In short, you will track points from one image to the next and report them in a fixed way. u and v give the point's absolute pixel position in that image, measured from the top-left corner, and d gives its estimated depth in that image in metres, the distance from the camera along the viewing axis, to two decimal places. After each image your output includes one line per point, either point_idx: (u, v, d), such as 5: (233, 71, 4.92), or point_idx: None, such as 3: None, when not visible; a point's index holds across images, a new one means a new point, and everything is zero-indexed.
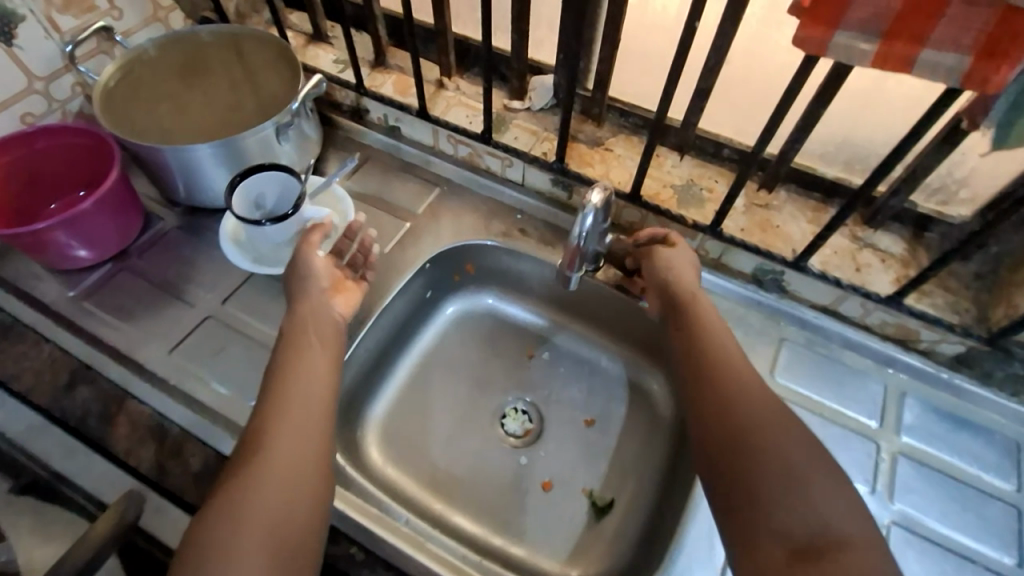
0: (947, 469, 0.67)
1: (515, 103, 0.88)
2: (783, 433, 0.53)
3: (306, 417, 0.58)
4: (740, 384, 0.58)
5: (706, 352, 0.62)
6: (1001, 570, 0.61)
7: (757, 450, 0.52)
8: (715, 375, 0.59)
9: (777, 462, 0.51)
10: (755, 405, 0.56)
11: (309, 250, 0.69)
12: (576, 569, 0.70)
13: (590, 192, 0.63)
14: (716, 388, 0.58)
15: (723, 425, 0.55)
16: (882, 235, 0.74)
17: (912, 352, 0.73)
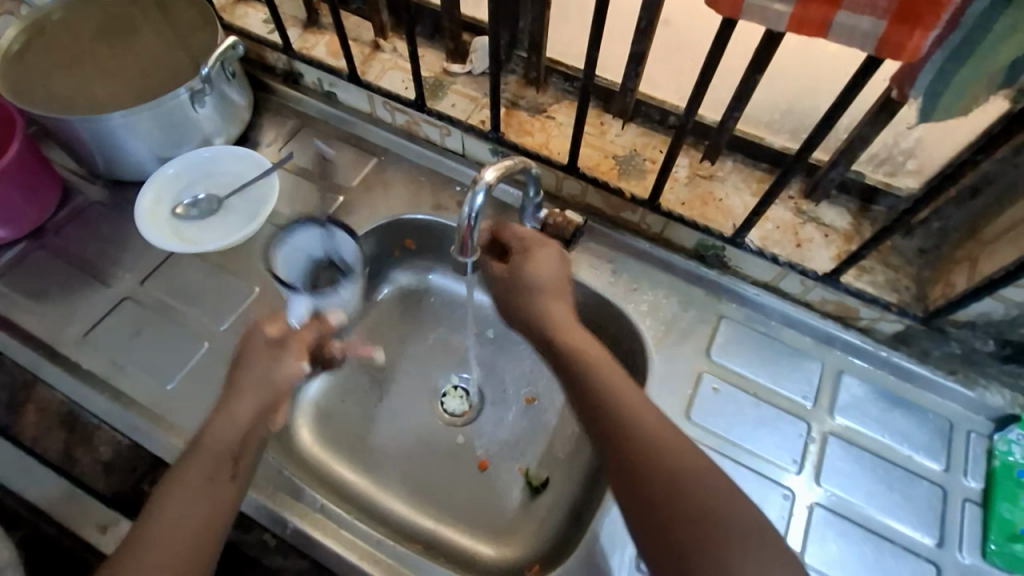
0: (878, 449, 0.66)
1: (455, 67, 0.83)
2: (703, 482, 0.49)
3: (195, 501, 0.51)
4: (667, 456, 0.50)
5: (619, 419, 0.53)
6: (918, 551, 0.62)
7: (690, 548, 0.46)
8: (626, 450, 0.51)
9: (717, 562, 0.45)
10: (680, 482, 0.48)
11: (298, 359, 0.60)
12: (506, 548, 0.70)
13: (483, 168, 0.55)
14: (634, 467, 0.50)
15: (652, 515, 0.48)
16: (826, 209, 0.71)
17: (851, 329, 0.71)
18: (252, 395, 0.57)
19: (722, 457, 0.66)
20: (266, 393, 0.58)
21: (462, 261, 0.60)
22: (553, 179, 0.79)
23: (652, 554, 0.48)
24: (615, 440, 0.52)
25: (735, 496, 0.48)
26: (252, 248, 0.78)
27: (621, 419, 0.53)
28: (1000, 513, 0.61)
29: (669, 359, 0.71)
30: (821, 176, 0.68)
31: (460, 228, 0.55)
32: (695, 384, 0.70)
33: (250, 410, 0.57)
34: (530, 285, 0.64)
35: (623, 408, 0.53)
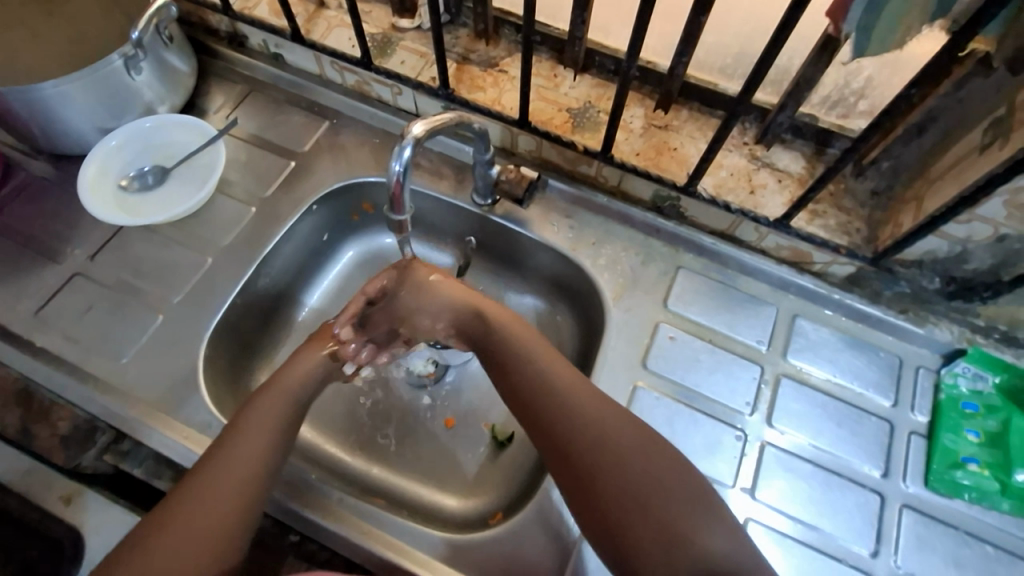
0: (829, 389, 0.68)
1: (403, 22, 0.80)
2: (644, 458, 0.51)
3: (231, 472, 0.53)
4: (597, 427, 0.53)
5: (550, 398, 0.55)
6: (865, 482, 0.64)
7: (620, 513, 0.49)
8: (561, 427, 0.53)
9: (654, 525, 0.48)
10: (613, 455, 0.51)
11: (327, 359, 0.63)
12: (473, 500, 0.72)
13: (411, 124, 0.54)
14: (568, 441, 0.53)
15: (589, 488, 0.51)
16: (780, 153, 0.71)
17: (806, 274, 0.72)
18: (285, 400, 0.59)
19: (678, 405, 0.67)
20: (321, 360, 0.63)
21: (399, 222, 0.60)
22: (507, 135, 0.77)
23: (590, 523, 0.51)
24: (548, 421, 0.54)
25: (666, 461, 0.52)
26: (204, 218, 0.77)
27: (555, 398, 0.55)
28: (944, 442, 0.64)
29: (628, 311, 0.72)
30: (773, 120, 0.67)
31: (392, 187, 0.56)
32: (652, 334, 0.71)
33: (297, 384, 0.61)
34: (438, 307, 0.65)
35: (557, 387, 0.56)
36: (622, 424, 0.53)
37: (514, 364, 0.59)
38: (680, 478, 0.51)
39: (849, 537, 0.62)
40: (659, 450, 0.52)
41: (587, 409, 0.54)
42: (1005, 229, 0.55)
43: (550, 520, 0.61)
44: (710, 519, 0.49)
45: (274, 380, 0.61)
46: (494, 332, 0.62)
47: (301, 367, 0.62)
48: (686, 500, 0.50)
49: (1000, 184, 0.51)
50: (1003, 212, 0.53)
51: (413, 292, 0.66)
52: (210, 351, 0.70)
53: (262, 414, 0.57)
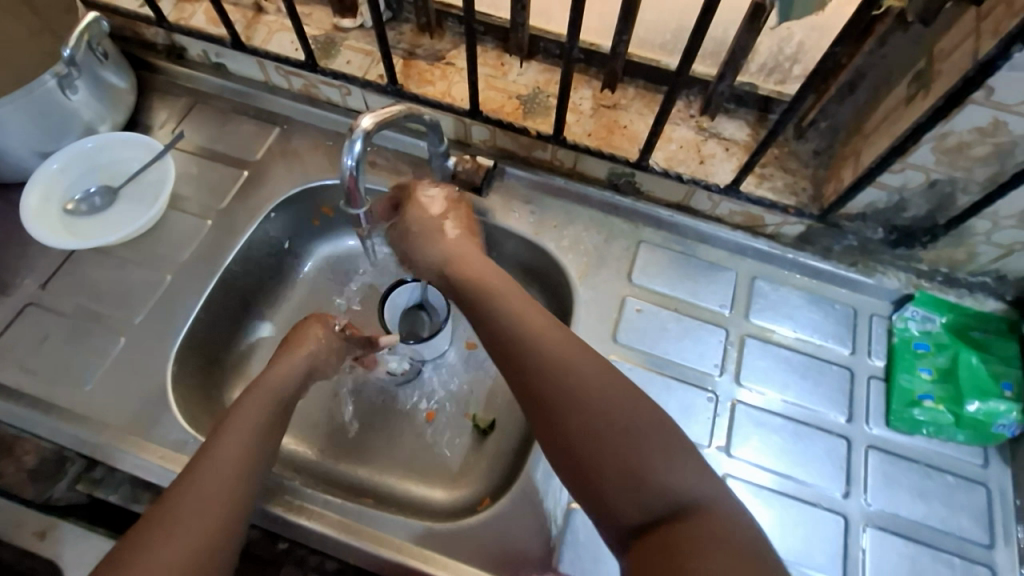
0: (790, 343, 0.71)
1: (345, 22, 0.80)
2: (618, 403, 0.50)
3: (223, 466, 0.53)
4: (569, 375, 0.51)
5: (523, 347, 0.54)
6: (832, 429, 0.67)
7: (592, 460, 0.48)
8: (534, 373, 0.53)
9: (622, 468, 0.47)
10: (586, 399, 0.50)
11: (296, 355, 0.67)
12: (461, 489, 0.72)
13: (359, 117, 0.54)
14: (541, 388, 0.52)
15: (564, 437, 0.50)
16: (725, 123, 0.73)
17: (760, 237, 0.75)
18: (265, 399, 0.61)
19: (651, 374, 0.69)
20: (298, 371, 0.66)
21: (356, 217, 0.60)
22: (460, 127, 0.78)
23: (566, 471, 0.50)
24: (526, 373, 0.53)
25: (639, 401, 0.51)
26: (158, 236, 0.75)
27: (534, 350, 0.54)
28: (901, 383, 0.68)
29: (594, 288, 0.74)
30: (714, 90, 0.69)
31: (350, 182, 0.56)
32: (620, 308, 0.72)
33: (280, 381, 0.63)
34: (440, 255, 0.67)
35: (531, 337, 0.55)
36: (596, 371, 0.52)
37: (489, 318, 0.58)
38: (654, 422, 0.50)
39: (821, 483, 0.64)
40: (635, 396, 0.51)
41: (565, 359, 0.53)
42: (936, 175, 0.58)
43: (536, 499, 0.62)
44: (685, 465, 0.48)
45: (258, 382, 0.63)
46: (468, 294, 0.62)
47: (278, 375, 0.63)
48: (663, 445, 0.49)
49: (926, 131, 0.54)
50: (932, 159, 0.56)
51: (425, 230, 0.69)
52: (178, 369, 0.69)
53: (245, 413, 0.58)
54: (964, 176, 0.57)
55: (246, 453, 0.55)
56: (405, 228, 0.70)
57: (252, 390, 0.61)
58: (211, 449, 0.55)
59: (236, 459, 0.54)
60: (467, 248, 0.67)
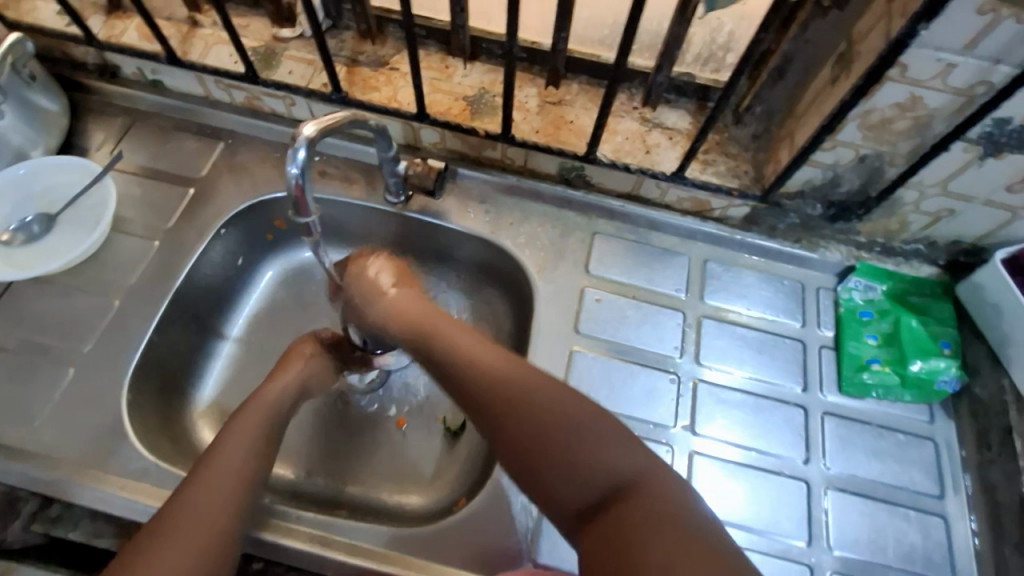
0: (745, 320, 0.74)
1: (285, 32, 0.79)
2: (550, 401, 0.50)
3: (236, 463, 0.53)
4: (501, 383, 0.52)
5: (459, 366, 0.55)
6: (789, 400, 0.70)
7: (534, 462, 0.49)
8: (471, 390, 0.54)
9: (562, 463, 0.48)
10: (519, 403, 0.51)
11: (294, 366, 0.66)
12: (436, 492, 0.72)
13: (301, 125, 0.54)
14: (480, 401, 0.53)
15: (507, 446, 0.51)
16: (667, 113, 0.76)
17: (709, 221, 0.77)
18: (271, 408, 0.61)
19: (613, 361, 0.71)
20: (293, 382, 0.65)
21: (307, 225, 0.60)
22: (409, 131, 0.78)
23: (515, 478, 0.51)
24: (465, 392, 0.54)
25: (572, 395, 0.51)
26: (103, 261, 0.73)
27: (466, 368, 0.55)
28: (849, 350, 0.71)
29: (554, 282, 0.75)
30: (654, 81, 0.71)
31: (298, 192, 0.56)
32: (579, 300, 0.74)
33: (283, 391, 0.63)
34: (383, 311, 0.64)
35: (466, 355, 0.56)
36: (528, 376, 0.52)
37: (428, 340, 0.59)
38: (588, 413, 0.50)
39: (783, 451, 0.67)
40: (568, 391, 0.51)
41: (495, 371, 0.53)
42: (864, 150, 0.61)
43: (511, 494, 0.63)
44: (624, 449, 0.48)
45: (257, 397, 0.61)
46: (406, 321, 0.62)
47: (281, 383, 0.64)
48: (599, 434, 0.48)
49: (851, 109, 0.57)
50: (859, 135, 0.60)
51: (365, 289, 0.66)
52: (134, 396, 0.66)
53: (236, 431, 0.56)
54: (890, 150, 0.60)
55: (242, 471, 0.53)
56: (349, 295, 0.67)
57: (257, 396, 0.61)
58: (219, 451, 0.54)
59: (232, 476, 0.52)
60: (409, 296, 0.65)
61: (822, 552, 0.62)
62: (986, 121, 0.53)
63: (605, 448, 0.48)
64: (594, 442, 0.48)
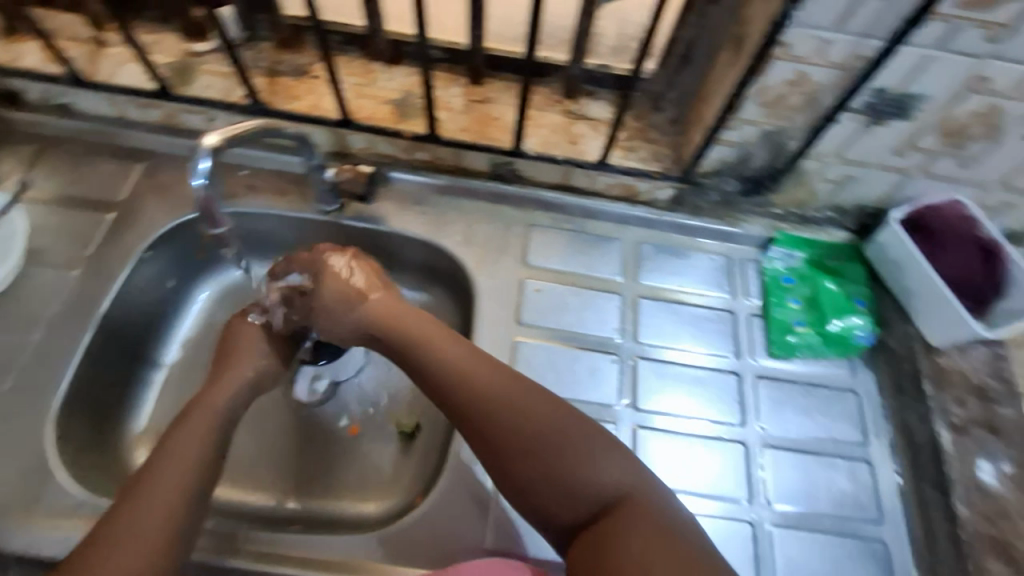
0: (678, 296, 0.77)
1: (199, 46, 0.78)
2: (543, 419, 0.52)
3: (174, 468, 0.51)
4: (494, 399, 0.53)
5: (449, 381, 0.55)
6: (724, 367, 0.73)
7: (528, 478, 0.51)
8: (460, 404, 0.54)
9: (555, 479, 0.50)
10: (512, 420, 0.52)
11: (243, 361, 0.63)
12: (393, 496, 0.72)
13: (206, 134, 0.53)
14: (470, 416, 0.53)
15: (498, 458, 0.52)
16: (590, 104, 0.78)
17: (638, 205, 0.80)
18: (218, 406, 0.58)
19: (556, 347, 0.72)
20: (245, 375, 0.62)
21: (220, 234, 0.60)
22: (336, 138, 0.77)
23: (504, 485, 0.52)
24: (457, 403, 0.54)
25: (563, 413, 0.53)
26: (19, 296, 0.69)
27: (458, 383, 0.54)
28: (775, 315, 0.75)
29: (493, 277, 0.76)
30: (571, 73, 0.75)
31: (203, 200, 0.55)
32: (520, 291, 0.75)
33: (233, 388, 0.60)
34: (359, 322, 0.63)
35: (454, 368, 0.55)
36: (518, 391, 0.53)
37: (411, 354, 0.58)
38: (580, 431, 0.52)
39: (721, 417, 0.70)
40: (558, 409, 0.53)
41: (485, 387, 0.54)
42: (767, 127, 0.66)
43: (464, 488, 0.64)
44: (613, 464, 0.51)
45: (202, 396, 0.59)
46: (382, 329, 0.61)
47: (229, 380, 0.61)
48: (591, 451, 0.51)
49: (748, 88, 0.61)
50: (760, 113, 0.64)
51: (337, 297, 0.63)
52: (61, 432, 0.64)
53: (194, 426, 0.55)
54: (789, 125, 0.65)
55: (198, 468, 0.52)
56: (320, 300, 0.63)
57: (200, 395, 0.59)
58: (159, 458, 0.52)
59: (172, 478, 0.51)
60: (388, 300, 0.63)
61: (761, 508, 0.66)
62: (866, 92, 0.59)
63: (598, 464, 0.50)
64: (587, 460, 0.51)
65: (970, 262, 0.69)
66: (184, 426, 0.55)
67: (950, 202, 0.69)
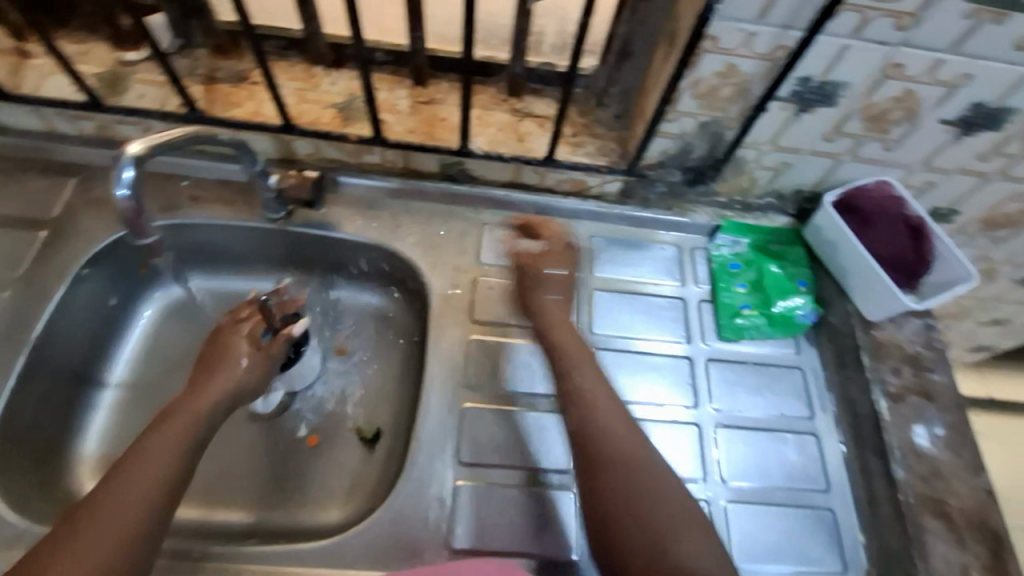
0: (630, 287, 0.79)
1: (131, 55, 0.75)
2: (656, 474, 0.55)
3: (139, 486, 0.51)
4: (619, 444, 0.57)
5: (577, 417, 0.60)
6: (677, 353, 0.75)
7: (621, 524, 0.53)
8: (584, 434, 0.59)
9: (646, 534, 0.52)
10: (627, 467, 0.56)
11: (222, 373, 0.62)
12: (356, 504, 0.72)
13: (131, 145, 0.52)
14: (589, 450, 0.58)
15: (600, 496, 0.55)
16: (536, 102, 0.79)
17: (588, 199, 0.82)
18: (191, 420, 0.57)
19: (513, 343, 0.73)
20: (219, 388, 0.61)
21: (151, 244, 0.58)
22: (280, 144, 0.76)
23: (586, 505, 0.56)
24: (571, 414, 0.61)
25: (671, 484, 0.55)
26: None
27: (589, 418, 0.60)
28: (722, 299, 0.78)
29: (447, 277, 0.76)
30: (513, 72, 0.75)
31: (130, 212, 0.53)
32: (474, 290, 0.76)
33: (209, 400, 0.60)
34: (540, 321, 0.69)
35: (590, 403, 0.61)
36: (641, 448, 0.57)
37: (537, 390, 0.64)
38: (684, 502, 0.54)
39: (675, 401, 0.72)
40: (670, 477, 0.56)
41: (611, 434, 0.58)
42: (703, 118, 0.68)
43: (426, 490, 0.64)
44: (699, 544, 0.51)
45: (181, 405, 0.59)
46: (558, 346, 0.67)
47: (208, 392, 0.60)
48: (688, 521, 0.53)
49: (682, 81, 0.63)
50: (694, 104, 0.66)
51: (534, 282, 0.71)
52: None
53: (166, 433, 0.55)
54: (723, 115, 0.67)
55: (166, 475, 0.53)
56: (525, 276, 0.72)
57: (174, 408, 0.58)
58: (126, 472, 0.52)
59: (134, 495, 0.51)
60: None
61: (714, 486, 0.68)
62: (791, 81, 0.62)
63: (687, 534, 0.52)
64: (679, 527, 0.52)
65: (898, 238, 0.72)
66: (154, 440, 0.54)
67: (877, 182, 0.74)
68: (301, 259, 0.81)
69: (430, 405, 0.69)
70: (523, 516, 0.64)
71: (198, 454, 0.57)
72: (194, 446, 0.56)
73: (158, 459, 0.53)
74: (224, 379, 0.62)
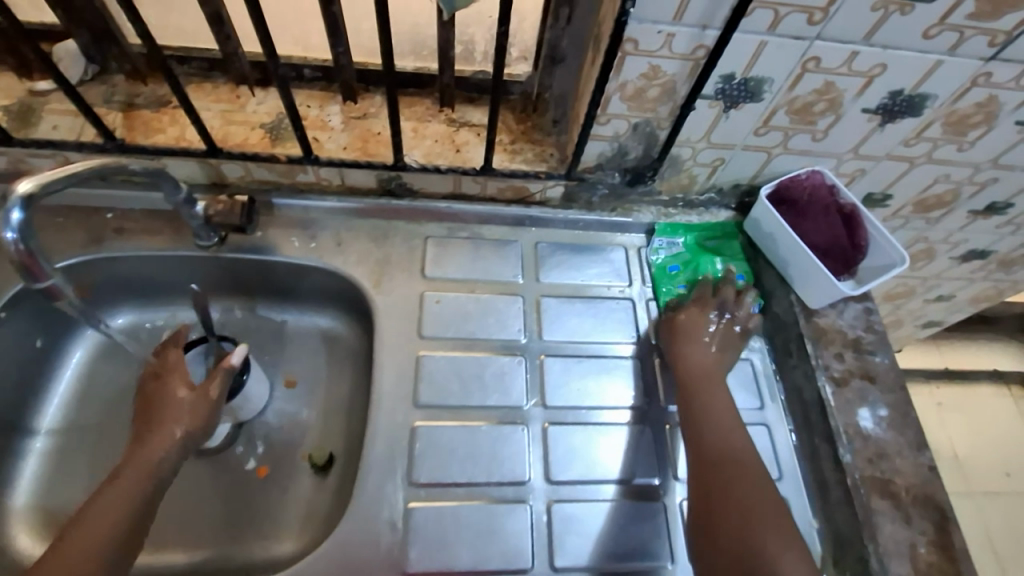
0: (578, 291, 0.78)
1: (43, 84, 0.72)
2: (768, 504, 0.60)
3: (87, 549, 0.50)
4: (743, 470, 0.62)
5: (712, 431, 0.65)
6: (626, 354, 0.75)
7: (724, 527, 0.59)
8: (714, 448, 0.63)
9: (743, 547, 0.57)
10: (747, 486, 0.61)
11: (167, 423, 0.59)
12: (309, 535, 0.69)
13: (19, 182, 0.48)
14: (709, 464, 0.63)
15: (710, 503, 0.60)
16: (472, 111, 0.79)
17: (532, 205, 0.81)
18: (137, 475, 0.55)
19: (463, 357, 0.72)
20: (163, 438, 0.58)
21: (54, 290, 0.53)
22: (209, 169, 0.73)
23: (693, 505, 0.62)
24: (702, 427, 0.65)
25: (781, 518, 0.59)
26: None
27: (720, 438, 0.64)
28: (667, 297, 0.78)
29: (391, 294, 0.74)
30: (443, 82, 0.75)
31: (21, 255, 0.49)
32: (420, 305, 0.74)
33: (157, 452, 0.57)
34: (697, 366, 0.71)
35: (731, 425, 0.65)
36: (764, 481, 0.61)
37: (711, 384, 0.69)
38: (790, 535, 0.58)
39: (628, 402, 0.72)
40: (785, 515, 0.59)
41: (737, 461, 0.62)
42: (635, 119, 0.68)
43: (377, 515, 0.63)
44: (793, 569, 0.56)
45: (128, 459, 0.57)
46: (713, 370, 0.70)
47: (154, 442, 0.58)
48: (788, 547, 0.57)
49: (608, 85, 0.63)
50: (624, 107, 0.66)
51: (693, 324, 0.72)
52: None
53: (116, 486, 0.54)
54: (654, 115, 0.68)
55: (119, 529, 0.52)
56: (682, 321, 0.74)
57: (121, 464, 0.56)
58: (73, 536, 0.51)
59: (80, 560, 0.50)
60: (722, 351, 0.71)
61: (672, 486, 0.68)
62: (716, 78, 0.63)
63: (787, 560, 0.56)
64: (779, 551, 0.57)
65: (833, 228, 0.74)
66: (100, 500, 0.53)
67: (810, 172, 0.75)
68: (239, 286, 0.79)
69: (380, 427, 0.67)
70: (478, 532, 0.63)
71: (152, 508, 0.55)
72: (144, 501, 0.55)
73: (104, 521, 0.52)
74: (174, 424, 0.59)
